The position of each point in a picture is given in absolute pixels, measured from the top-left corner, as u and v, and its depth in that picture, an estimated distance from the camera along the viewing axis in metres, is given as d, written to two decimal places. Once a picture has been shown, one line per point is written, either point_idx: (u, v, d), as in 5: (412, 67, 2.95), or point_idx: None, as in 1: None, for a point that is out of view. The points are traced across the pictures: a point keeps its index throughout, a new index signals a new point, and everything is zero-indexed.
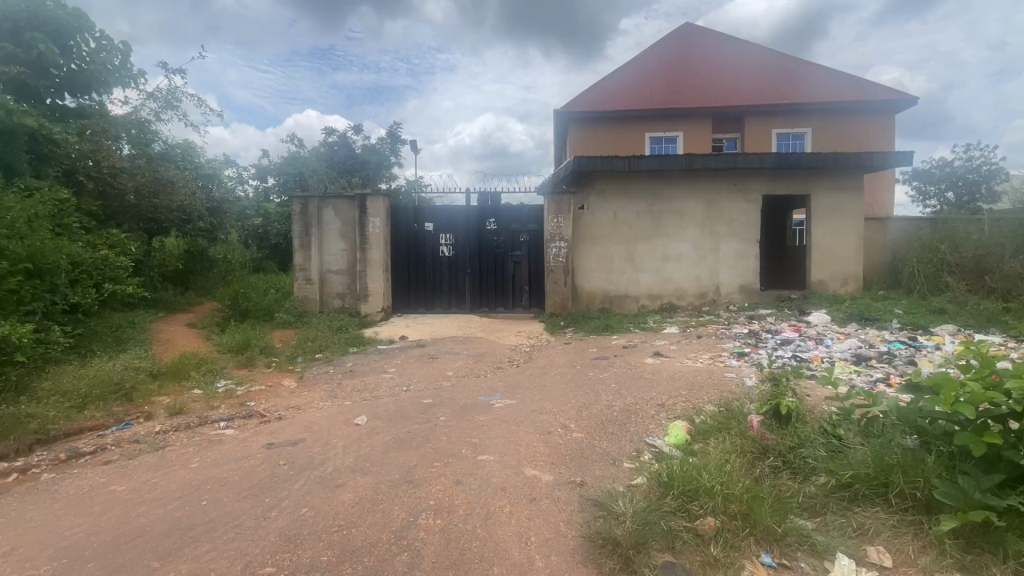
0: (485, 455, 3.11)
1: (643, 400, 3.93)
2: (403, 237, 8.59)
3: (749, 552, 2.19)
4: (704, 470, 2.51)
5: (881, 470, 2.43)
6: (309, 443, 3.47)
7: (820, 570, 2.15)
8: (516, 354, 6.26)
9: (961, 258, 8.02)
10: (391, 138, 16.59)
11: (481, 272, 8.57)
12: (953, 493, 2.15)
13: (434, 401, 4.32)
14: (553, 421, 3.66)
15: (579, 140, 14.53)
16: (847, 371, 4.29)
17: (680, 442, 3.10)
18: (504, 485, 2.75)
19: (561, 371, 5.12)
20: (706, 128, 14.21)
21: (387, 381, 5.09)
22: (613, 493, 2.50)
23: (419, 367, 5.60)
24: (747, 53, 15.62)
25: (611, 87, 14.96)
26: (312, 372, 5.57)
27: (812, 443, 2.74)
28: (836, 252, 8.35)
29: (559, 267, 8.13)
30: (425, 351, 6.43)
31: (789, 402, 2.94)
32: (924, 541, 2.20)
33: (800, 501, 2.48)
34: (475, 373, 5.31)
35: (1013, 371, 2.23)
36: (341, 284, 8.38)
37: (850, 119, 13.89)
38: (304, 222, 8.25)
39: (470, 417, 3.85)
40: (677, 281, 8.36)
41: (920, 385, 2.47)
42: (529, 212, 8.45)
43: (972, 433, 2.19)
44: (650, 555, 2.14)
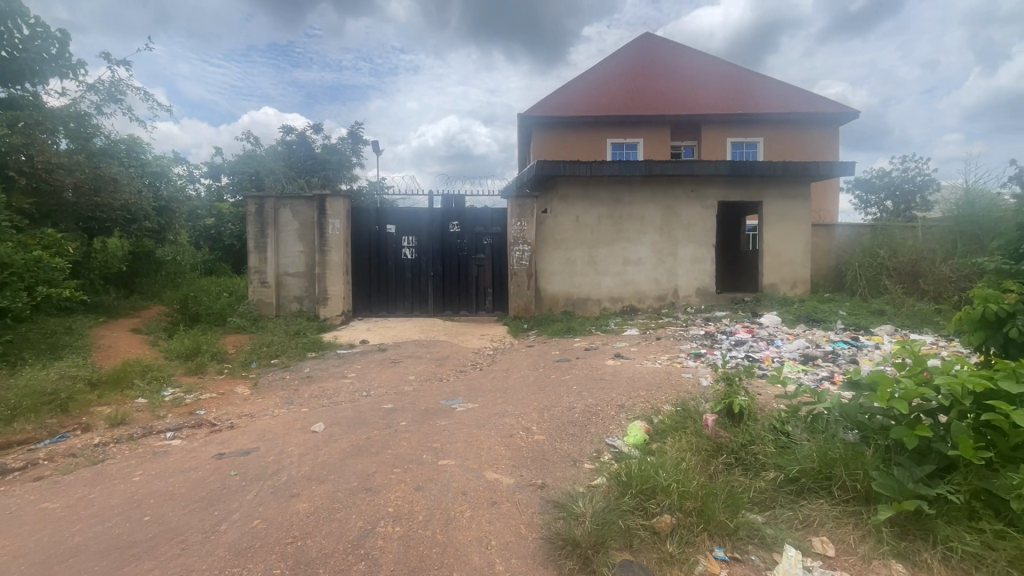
0: (447, 460, 3.08)
1: (605, 401, 4.00)
2: (364, 239, 8.43)
3: (703, 548, 2.27)
4: (661, 468, 2.57)
5: (824, 464, 2.56)
6: (263, 452, 3.34)
7: (769, 562, 2.23)
8: (480, 357, 6.24)
9: (898, 263, 8.55)
10: (352, 138, 16.22)
11: (444, 275, 8.52)
12: (889, 483, 2.29)
13: (396, 406, 4.25)
14: (515, 424, 3.67)
15: (542, 144, 14.68)
16: (795, 371, 4.49)
17: (639, 442, 3.17)
18: (465, 490, 2.72)
19: (524, 374, 5.15)
20: (665, 135, 14.62)
21: (348, 386, 4.98)
22: (574, 494, 2.53)
23: (381, 372, 5.50)
24: (704, 64, 16.17)
25: (574, 93, 15.19)
26: (267, 378, 5.37)
27: (762, 440, 2.87)
28: (786, 256, 8.75)
29: (522, 270, 8.18)
30: (386, 355, 6.32)
31: (741, 400, 3.06)
32: (863, 531, 2.31)
33: (751, 496, 2.57)
34: (438, 377, 5.26)
35: (942, 368, 2.39)
36: (298, 287, 8.15)
37: (799, 130, 14.59)
38: (259, 223, 7.97)
39: (431, 422, 3.81)
40: (637, 284, 8.55)
41: (860, 382, 2.60)
42: (493, 215, 8.45)
43: (906, 427, 2.33)
44: (608, 554, 2.18)
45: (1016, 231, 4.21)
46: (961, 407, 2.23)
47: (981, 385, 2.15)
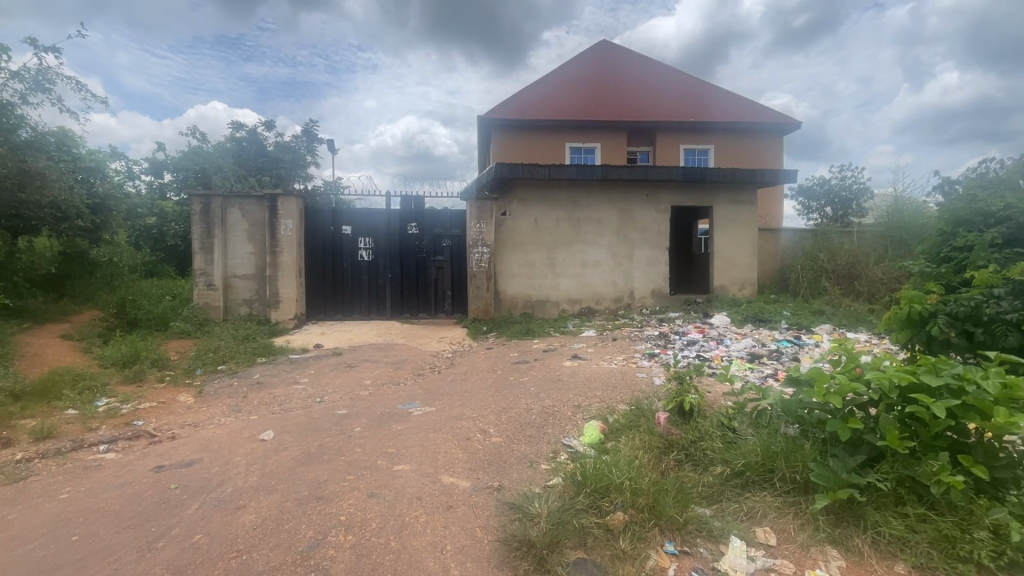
0: (402, 465, 3.03)
1: (562, 402, 4.05)
2: (319, 240, 8.20)
3: (655, 543, 2.33)
4: (615, 466, 2.63)
5: (768, 458, 2.69)
6: (206, 463, 3.18)
7: (716, 553, 2.32)
8: (438, 360, 6.18)
9: (836, 266, 9.09)
10: (307, 136, 15.69)
11: (402, 277, 8.40)
12: (825, 474, 2.42)
13: (351, 411, 4.15)
14: (473, 427, 3.66)
15: (501, 147, 14.74)
16: (742, 368, 4.70)
17: (595, 441, 3.23)
18: (420, 495, 2.69)
19: (482, 376, 5.15)
20: (622, 141, 14.98)
21: (300, 392, 4.82)
22: (529, 495, 2.54)
23: (336, 376, 5.35)
24: (658, 72, 16.66)
25: (533, 97, 15.32)
26: (214, 386, 5.12)
27: (710, 436, 2.98)
28: (734, 259, 9.13)
29: (481, 273, 8.17)
30: (341, 359, 6.16)
31: (691, 398, 3.18)
32: (802, 520, 2.43)
33: (700, 491, 2.67)
34: (395, 382, 5.16)
35: (872, 365, 2.56)
36: (248, 290, 7.82)
37: (748, 139, 15.28)
38: (205, 222, 7.62)
39: (387, 427, 3.74)
40: (594, 286, 8.70)
41: (799, 379, 2.74)
42: (452, 217, 8.40)
43: (840, 420, 2.48)
44: (563, 554, 2.21)
45: (938, 238, 4.61)
46: (889, 400, 2.39)
47: (906, 379, 2.31)
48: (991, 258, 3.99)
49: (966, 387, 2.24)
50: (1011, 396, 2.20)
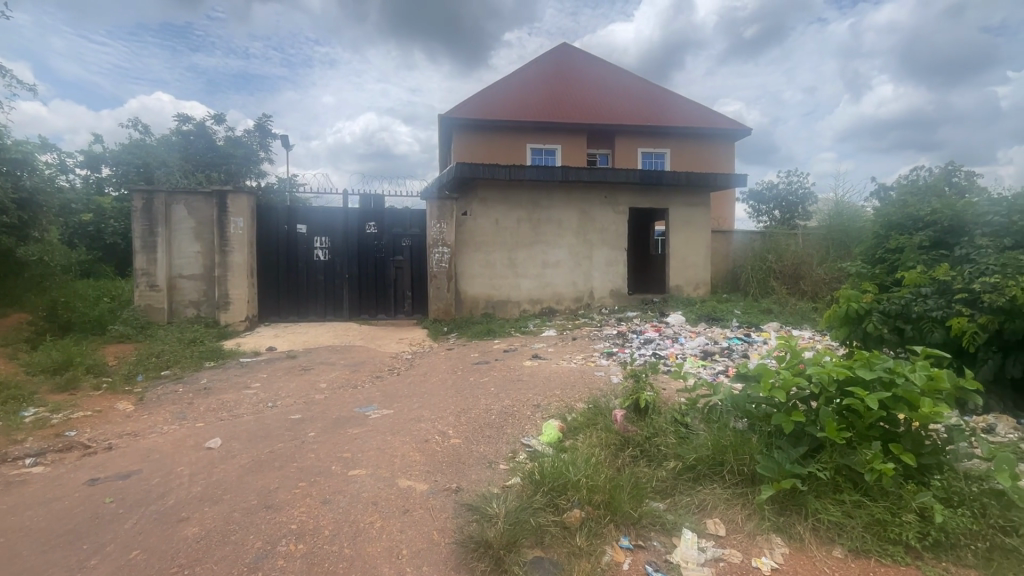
0: (358, 470, 2.96)
1: (521, 401, 4.07)
2: (273, 239, 7.92)
3: (610, 538, 2.37)
4: (572, 465, 2.66)
5: (718, 452, 2.78)
6: (145, 475, 3.01)
7: (669, 546, 2.38)
8: (397, 361, 6.08)
9: (783, 266, 9.55)
10: (260, 131, 15.00)
11: (360, 277, 8.22)
12: (771, 466, 2.54)
13: (305, 416, 4.02)
14: (431, 429, 3.62)
15: (461, 146, 14.68)
16: (695, 366, 4.87)
17: (553, 440, 3.26)
18: (375, 499, 2.64)
19: (442, 377, 5.10)
20: (582, 143, 15.20)
21: (251, 397, 4.63)
22: (487, 496, 2.53)
23: (289, 380, 5.18)
24: (617, 77, 17.00)
25: (494, 97, 15.33)
26: (156, 392, 4.85)
27: (664, 432, 3.07)
28: (689, 260, 9.43)
29: (442, 273, 8.09)
30: (296, 362, 5.96)
31: (647, 396, 3.26)
32: (749, 510, 2.53)
33: (654, 486, 2.74)
34: (352, 384, 5.04)
35: (813, 360, 2.69)
36: (195, 291, 7.46)
37: (702, 144, 15.81)
38: (148, 220, 7.22)
39: (342, 431, 3.65)
40: (555, 286, 8.79)
41: (747, 374, 2.86)
42: (412, 217, 8.30)
43: (784, 414, 2.60)
44: (520, 553, 2.22)
45: (874, 240, 4.93)
46: (829, 393, 2.52)
47: (843, 373, 2.45)
48: (918, 260, 4.31)
49: (896, 379, 2.39)
50: (935, 386, 2.36)
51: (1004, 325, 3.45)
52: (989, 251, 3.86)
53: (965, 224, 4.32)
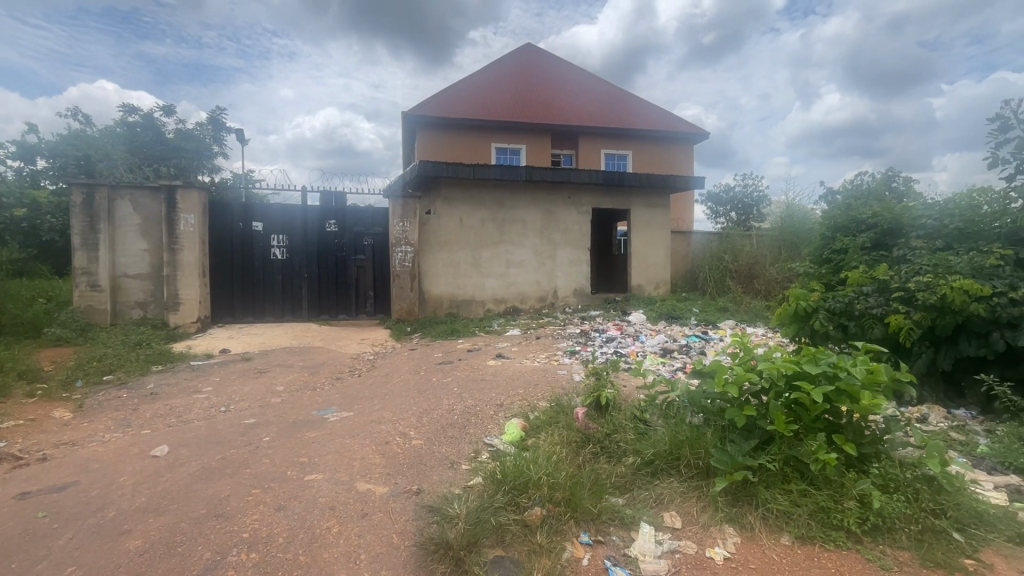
0: (315, 474, 2.88)
1: (484, 401, 4.06)
2: (227, 237, 7.62)
3: (570, 535, 2.40)
4: (534, 463, 2.68)
5: (674, 447, 2.86)
6: (84, 486, 2.83)
7: (627, 540, 2.43)
8: (358, 362, 5.96)
9: (738, 266, 9.90)
10: (213, 124, 14.13)
11: (320, 276, 8.01)
12: (724, 459, 2.63)
13: (259, 420, 3.89)
14: (392, 430, 3.57)
15: (425, 144, 14.54)
16: (654, 363, 5.00)
17: (516, 439, 3.27)
18: (333, 504, 2.58)
19: (403, 378, 5.03)
20: (546, 143, 15.31)
21: (202, 402, 4.45)
22: (448, 497, 2.52)
23: (244, 383, 4.99)
24: (581, 78, 17.21)
25: (459, 95, 15.24)
26: (97, 399, 4.58)
27: (623, 428, 3.14)
28: (650, 259, 9.65)
29: (405, 272, 7.97)
30: (250, 364, 5.75)
31: (607, 393, 3.32)
32: (703, 502, 2.61)
33: (614, 481, 2.79)
34: (310, 387, 4.90)
35: (764, 356, 2.80)
36: (141, 291, 7.09)
37: (663, 146, 16.20)
38: (89, 216, 6.81)
39: (299, 435, 3.54)
40: (519, 285, 8.83)
41: (703, 371, 2.95)
42: (374, 215, 8.15)
43: (736, 408, 2.70)
44: (481, 553, 2.22)
45: (821, 240, 5.18)
46: (778, 388, 2.63)
47: (791, 368, 2.56)
48: (861, 260, 4.57)
49: (840, 373, 2.52)
50: (873, 379, 2.50)
51: (936, 321, 3.69)
52: (923, 252, 4.12)
53: (903, 226, 4.60)
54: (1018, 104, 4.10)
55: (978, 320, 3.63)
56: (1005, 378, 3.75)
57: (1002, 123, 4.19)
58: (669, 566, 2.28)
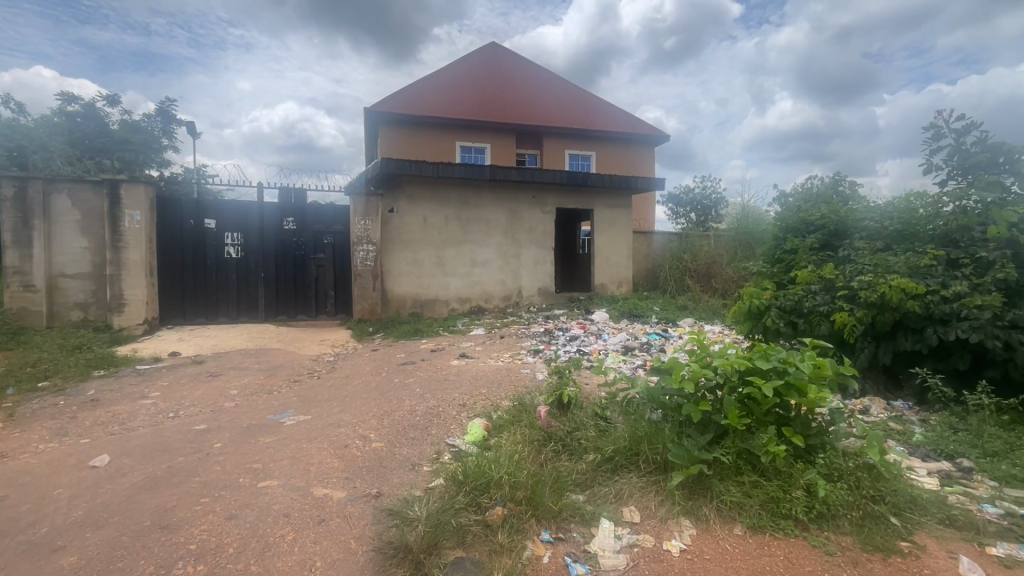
0: (268, 481, 2.78)
1: (446, 401, 4.02)
2: (177, 234, 7.27)
3: (531, 533, 2.41)
4: (496, 463, 2.67)
5: (633, 443, 2.92)
6: (13, 501, 2.64)
7: (587, 536, 2.46)
8: (318, 364, 5.80)
9: (697, 266, 10.21)
10: (162, 116, 13.52)
11: (278, 276, 7.76)
12: (680, 453, 2.70)
13: (210, 426, 3.72)
14: (352, 433, 3.48)
15: (388, 141, 14.30)
16: (616, 361, 5.09)
17: (478, 439, 3.25)
18: (287, 511, 2.50)
19: (364, 379, 4.93)
20: (511, 143, 15.33)
21: (148, 408, 4.22)
22: (408, 499, 2.49)
23: (194, 388, 4.77)
24: (545, 79, 17.31)
25: (422, 93, 15.07)
26: (30, 407, 4.27)
27: (585, 426, 3.18)
28: (613, 259, 9.81)
29: (367, 271, 7.83)
30: (202, 368, 5.51)
31: (569, 392, 3.36)
32: (661, 496, 2.68)
33: (575, 478, 2.83)
34: (266, 390, 4.73)
35: (720, 353, 2.89)
36: (82, 291, 6.69)
37: (625, 148, 16.50)
38: (22, 211, 6.36)
39: (252, 440, 3.41)
40: (483, 284, 8.81)
41: (661, 368, 3.02)
42: (335, 212, 7.95)
43: (693, 404, 2.78)
44: (441, 555, 2.20)
45: (774, 241, 5.40)
46: (733, 383, 2.71)
47: (744, 365, 2.66)
48: (809, 260, 4.79)
49: (788, 368, 2.62)
50: (819, 374, 2.62)
51: (877, 317, 3.91)
52: (865, 253, 4.36)
53: (847, 227, 4.84)
54: (949, 115, 4.39)
55: (914, 316, 3.87)
56: (937, 371, 4.01)
57: (936, 132, 4.47)
58: (627, 560, 2.32)
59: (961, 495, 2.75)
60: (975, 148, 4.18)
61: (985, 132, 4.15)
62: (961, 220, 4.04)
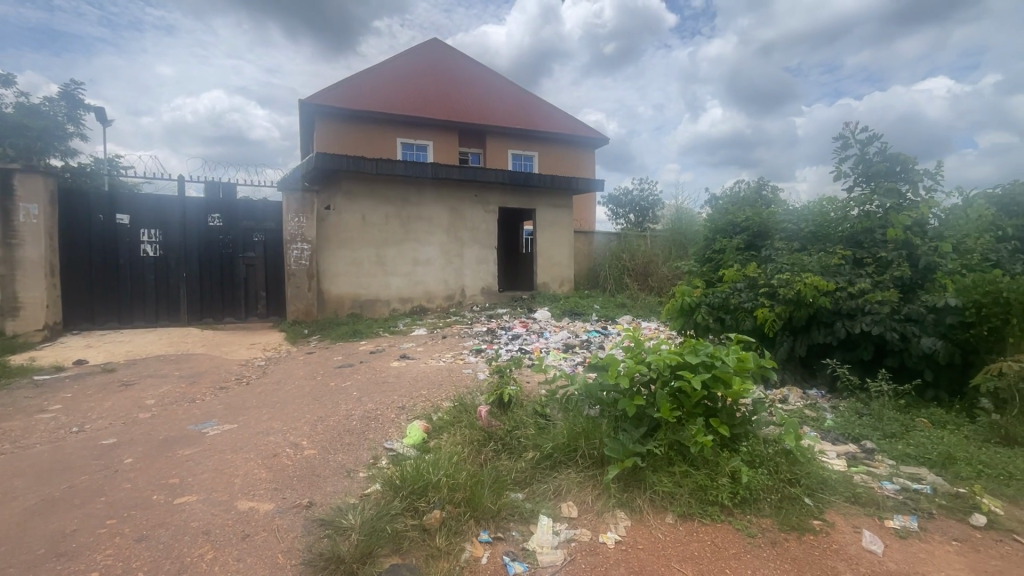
0: (187, 497, 2.59)
1: (385, 404, 3.92)
2: (84, 231, 6.62)
3: (470, 534, 2.39)
4: (435, 465, 2.64)
5: (572, 438, 2.96)
6: None
7: (526, 534, 2.48)
8: (247, 369, 5.49)
9: (635, 265, 10.59)
10: (68, 100, 12.31)
11: (202, 276, 7.26)
12: (616, 447, 2.77)
13: (121, 440, 3.42)
14: (282, 441, 3.31)
15: (324, 135, 13.78)
16: (557, 359, 5.17)
17: (417, 442, 3.20)
18: (207, 527, 2.33)
19: (298, 384, 4.71)
20: (453, 141, 15.19)
21: (47, 423, 3.81)
22: (341, 508, 2.40)
23: (103, 399, 4.36)
24: (488, 78, 17.30)
25: (361, 87, 14.62)
26: None
27: (524, 424, 3.20)
28: (554, 258, 9.97)
29: (301, 271, 7.49)
30: (114, 376, 5.05)
31: (509, 390, 3.37)
32: (597, 490, 2.74)
33: (514, 477, 2.84)
34: (187, 399, 4.40)
35: (653, 348, 2.98)
36: None
37: (567, 149, 16.82)
38: None
39: (170, 454, 3.16)
40: (425, 284, 8.67)
41: (598, 364, 3.08)
42: (267, 209, 7.54)
43: (628, 398, 2.86)
44: (376, 563, 2.14)
45: (704, 241, 5.69)
46: (665, 378, 2.82)
47: (675, 359, 2.77)
48: (735, 260, 5.07)
49: (715, 362, 2.75)
50: (743, 367, 2.78)
51: (793, 313, 4.22)
52: (784, 253, 4.68)
53: (769, 229, 5.18)
54: (855, 127, 4.80)
55: (826, 311, 4.20)
56: (845, 361, 4.37)
57: (844, 142, 4.88)
58: (565, 555, 2.35)
59: (865, 474, 3.02)
60: (877, 157, 4.60)
61: (885, 144, 4.58)
62: (865, 223, 4.43)
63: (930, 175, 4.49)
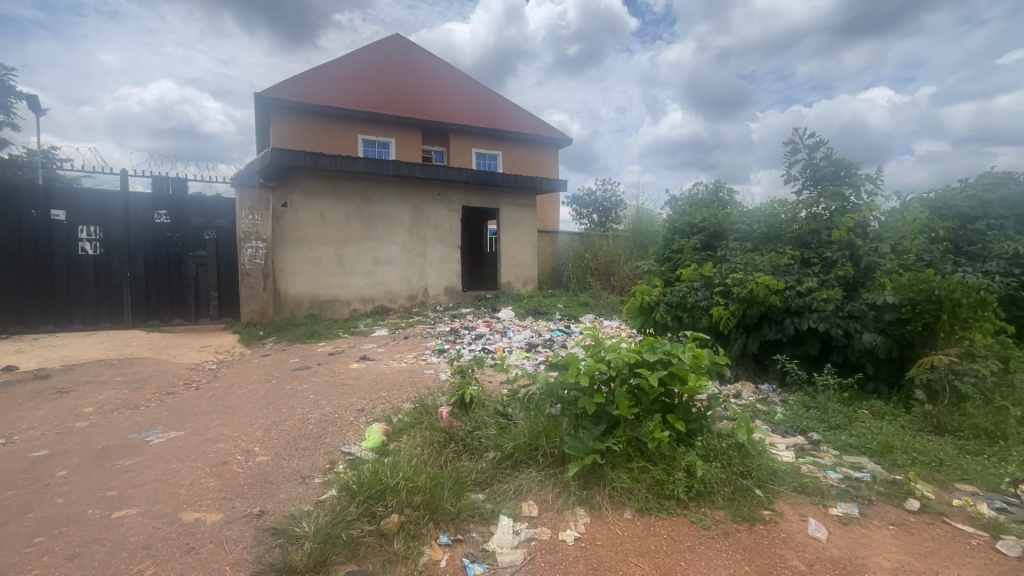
0: (126, 510, 2.45)
1: (343, 407, 3.82)
2: (14, 227, 6.16)
3: (429, 537, 2.36)
4: (393, 468, 2.58)
5: (533, 437, 2.97)
6: None
7: (486, 534, 2.46)
8: (197, 373, 5.24)
9: (597, 264, 10.75)
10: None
11: (148, 276, 6.89)
12: (576, 445, 2.79)
13: (55, 451, 3.20)
14: (232, 448, 3.18)
15: (281, 130, 13.34)
16: (519, 358, 5.18)
17: (376, 445, 3.13)
18: (148, 542, 2.21)
19: (252, 388, 4.53)
20: (417, 139, 14.99)
21: None
22: (295, 515, 2.33)
23: (35, 408, 4.06)
24: (452, 76, 17.17)
25: (320, 81, 14.22)
26: None
27: (485, 424, 3.19)
28: (518, 257, 9.99)
29: (256, 270, 7.21)
30: (48, 384, 4.72)
31: (471, 390, 3.34)
32: (558, 488, 2.75)
33: (475, 478, 2.83)
34: (130, 406, 4.15)
35: (613, 347, 3.02)
36: None
37: (531, 149, 16.89)
38: None
39: (109, 464, 2.98)
40: (387, 283, 8.52)
41: (559, 363, 3.10)
42: (218, 206, 7.23)
43: (588, 397, 2.89)
44: (330, 572, 2.09)
45: (664, 241, 5.83)
46: (624, 375, 2.86)
47: (633, 357, 2.81)
48: (693, 259, 5.22)
49: (672, 359, 2.82)
50: (698, 363, 2.84)
51: (746, 310, 4.38)
52: (738, 253, 4.85)
53: (724, 229, 5.36)
54: (803, 132, 5.03)
55: (776, 309, 4.37)
56: (794, 356, 4.57)
57: (793, 146, 5.10)
58: (524, 554, 2.36)
59: (811, 464, 3.16)
60: (824, 162, 4.83)
61: (830, 149, 4.82)
62: (812, 224, 4.63)
63: (871, 180, 4.75)
